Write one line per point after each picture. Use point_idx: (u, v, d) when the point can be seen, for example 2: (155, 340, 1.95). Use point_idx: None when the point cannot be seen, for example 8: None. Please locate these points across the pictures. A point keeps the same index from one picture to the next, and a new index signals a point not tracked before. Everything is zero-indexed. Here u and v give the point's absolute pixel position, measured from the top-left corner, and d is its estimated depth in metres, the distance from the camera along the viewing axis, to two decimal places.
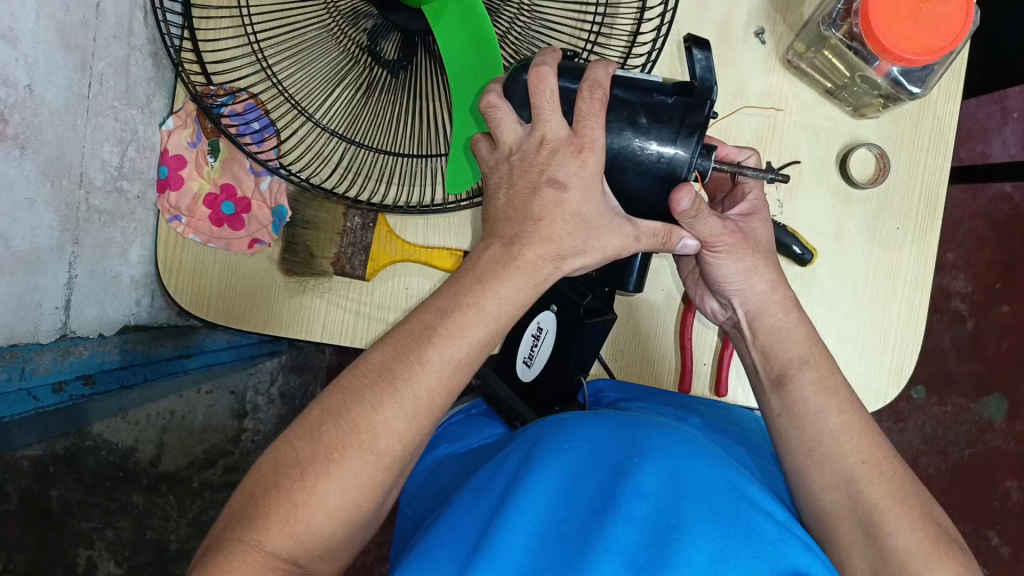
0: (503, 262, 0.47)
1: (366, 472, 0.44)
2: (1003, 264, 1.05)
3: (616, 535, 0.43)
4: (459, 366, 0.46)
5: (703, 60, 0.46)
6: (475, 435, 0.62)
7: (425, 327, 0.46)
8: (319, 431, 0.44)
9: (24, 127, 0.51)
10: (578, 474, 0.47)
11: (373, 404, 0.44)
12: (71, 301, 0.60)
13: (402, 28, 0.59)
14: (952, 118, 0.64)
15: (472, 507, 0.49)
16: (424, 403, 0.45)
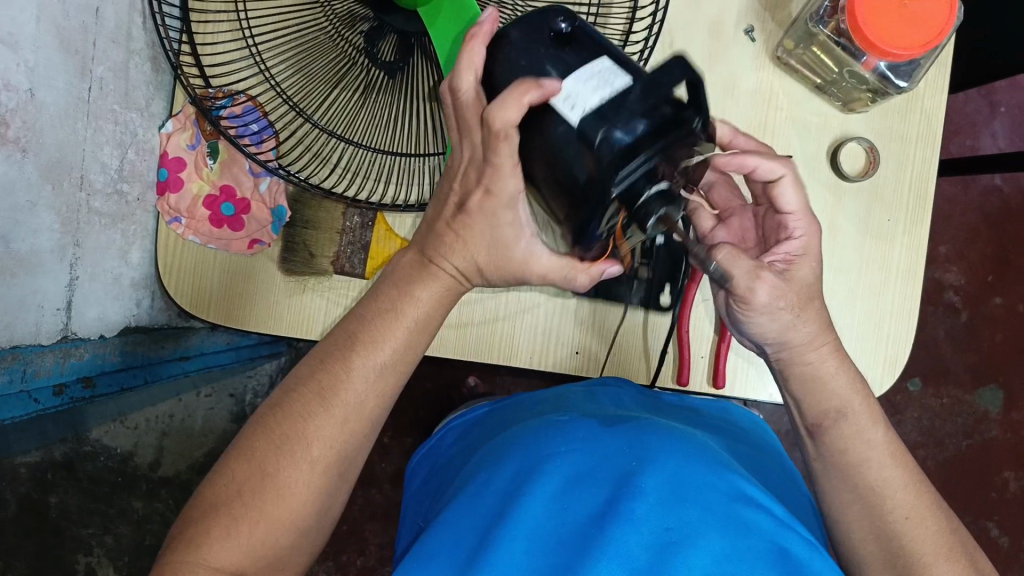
0: (417, 271, 0.52)
1: (302, 479, 0.49)
2: (995, 256, 1.07)
3: (617, 538, 0.45)
4: (384, 368, 0.51)
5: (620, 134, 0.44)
6: (475, 433, 0.65)
7: (349, 336, 0.51)
8: (252, 448, 0.49)
9: (25, 130, 0.52)
10: (576, 476, 0.50)
11: (307, 415, 0.49)
12: (72, 303, 0.60)
13: (399, 30, 0.61)
14: (939, 112, 0.66)
15: (474, 505, 0.51)
16: (358, 407, 0.50)
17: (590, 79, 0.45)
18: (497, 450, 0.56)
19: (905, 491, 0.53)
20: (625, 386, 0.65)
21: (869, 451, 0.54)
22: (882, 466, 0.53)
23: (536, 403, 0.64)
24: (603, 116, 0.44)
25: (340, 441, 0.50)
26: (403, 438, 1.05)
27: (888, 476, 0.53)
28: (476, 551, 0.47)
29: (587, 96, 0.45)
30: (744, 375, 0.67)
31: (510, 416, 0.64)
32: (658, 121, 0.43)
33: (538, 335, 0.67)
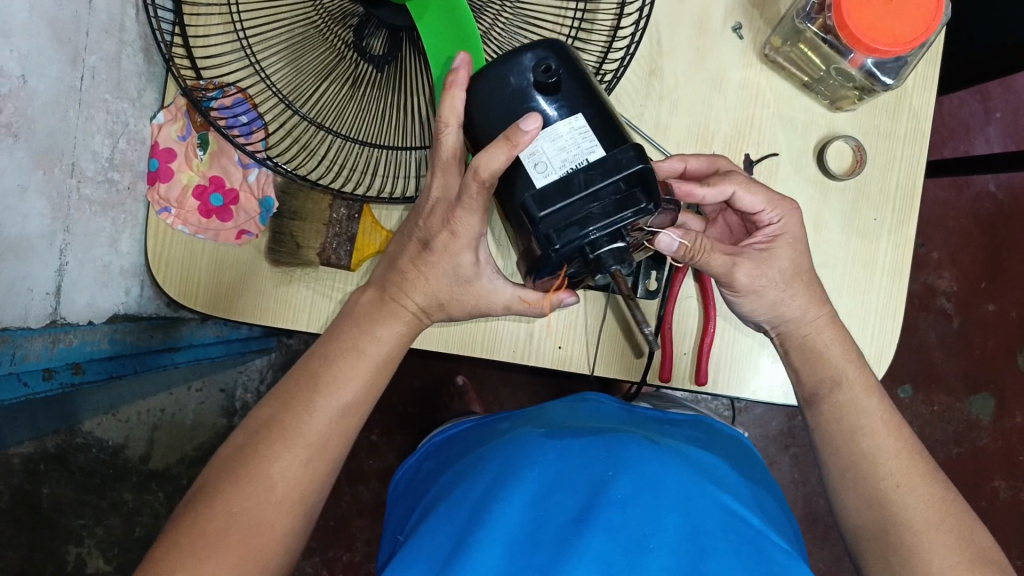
0: (376, 307, 0.55)
1: (267, 519, 0.50)
2: (987, 261, 1.07)
3: (592, 540, 0.47)
4: (350, 407, 0.54)
5: (559, 211, 0.46)
6: (456, 453, 0.67)
7: (310, 374, 0.53)
8: (217, 492, 0.50)
9: (17, 115, 0.52)
10: (549, 486, 0.52)
11: (270, 455, 0.51)
12: (61, 288, 0.61)
13: (387, 25, 0.62)
14: (928, 110, 0.66)
15: (452, 517, 0.53)
16: (322, 439, 0.52)
17: (557, 139, 0.46)
18: (477, 465, 0.59)
19: (902, 458, 0.53)
20: (605, 405, 0.69)
21: (841, 441, 0.55)
22: (876, 435, 0.54)
23: (519, 422, 0.67)
24: (561, 187, 0.46)
25: (309, 474, 0.52)
26: (392, 436, 1.06)
27: (890, 445, 0.54)
28: (455, 555, 0.49)
29: (550, 160, 0.46)
30: (728, 371, 0.67)
31: (488, 435, 0.67)
32: (612, 201, 0.46)
33: (522, 334, 0.67)
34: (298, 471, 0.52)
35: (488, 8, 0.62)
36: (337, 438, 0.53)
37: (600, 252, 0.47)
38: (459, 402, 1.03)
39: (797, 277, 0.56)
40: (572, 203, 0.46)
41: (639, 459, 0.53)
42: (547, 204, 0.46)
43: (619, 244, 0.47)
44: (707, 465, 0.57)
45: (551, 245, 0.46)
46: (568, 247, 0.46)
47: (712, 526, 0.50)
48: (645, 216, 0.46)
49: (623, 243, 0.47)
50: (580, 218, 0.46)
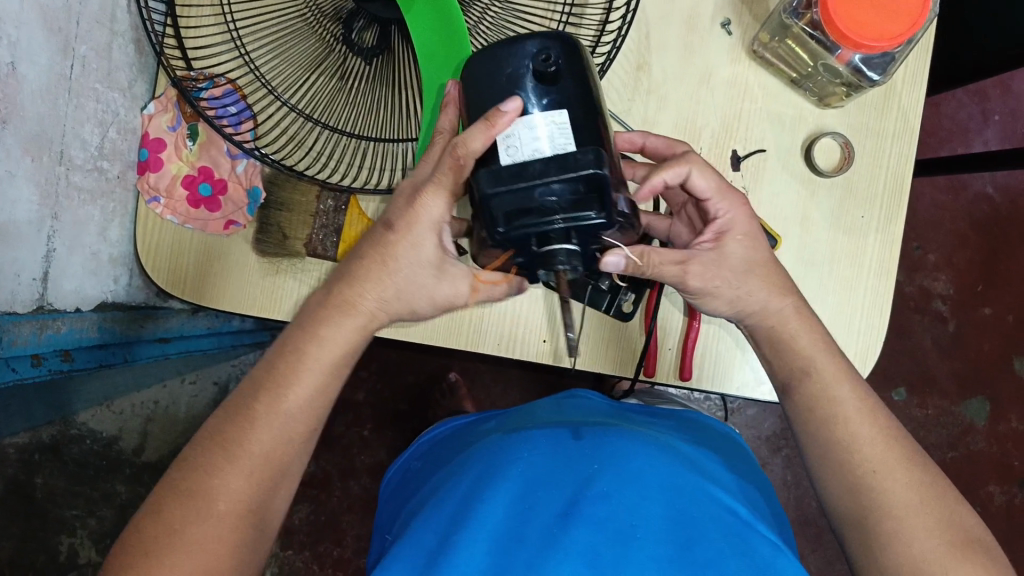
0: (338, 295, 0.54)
1: (238, 497, 0.52)
2: (984, 264, 1.07)
3: (578, 536, 0.47)
4: (323, 390, 0.55)
5: (512, 195, 0.45)
6: (444, 452, 0.67)
7: (286, 356, 0.54)
8: (184, 468, 0.52)
9: (6, 101, 0.53)
10: (534, 480, 0.52)
11: (240, 435, 0.52)
12: (49, 274, 0.61)
13: (376, 17, 0.62)
14: (917, 107, 0.65)
15: (437, 514, 0.53)
16: (294, 421, 0.53)
17: (534, 131, 0.46)
18: (462, 462, 0.59)
19: (875, 445, 0.53)
20: (591, 400, 0.69)
21: (818, 435, 0.55)
22: (853, 424, 0.54)
23: (507, 419, 0.67)
24: (518, 171, 0.45)
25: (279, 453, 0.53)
26: (384, 432, 1.07)
27: (870, 432, 0.53)
28: (440, 554, 0.49)
29: (521, 151, 0.46)
30: (712, 368, 0.67)
31: (475, 434, 0.67)
32: (568, 194, 0.45)
33: (506, 328, 0.67)
34: (261, 463, 0.52)
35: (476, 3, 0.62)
36: (300, 417, 0.54)
37: (550, 246, 0.47)
38: (449, 399, 1.04)
39: (776, 268, 0.56)
40: (525, 193, 0.45)
41: (623, 451, 0.53)
42: (500, 186, 0.45)
43: (569, 244, 0.47)
44: (694, 456, 0.57)
45: (495, 226, 0.47)
46: (511, 234, 0.47)
47: (695, 518, 0.50)
48: (596, 221, 0.46)
49: (573, 242, 0.47)
50: (530, 210, 0.46)
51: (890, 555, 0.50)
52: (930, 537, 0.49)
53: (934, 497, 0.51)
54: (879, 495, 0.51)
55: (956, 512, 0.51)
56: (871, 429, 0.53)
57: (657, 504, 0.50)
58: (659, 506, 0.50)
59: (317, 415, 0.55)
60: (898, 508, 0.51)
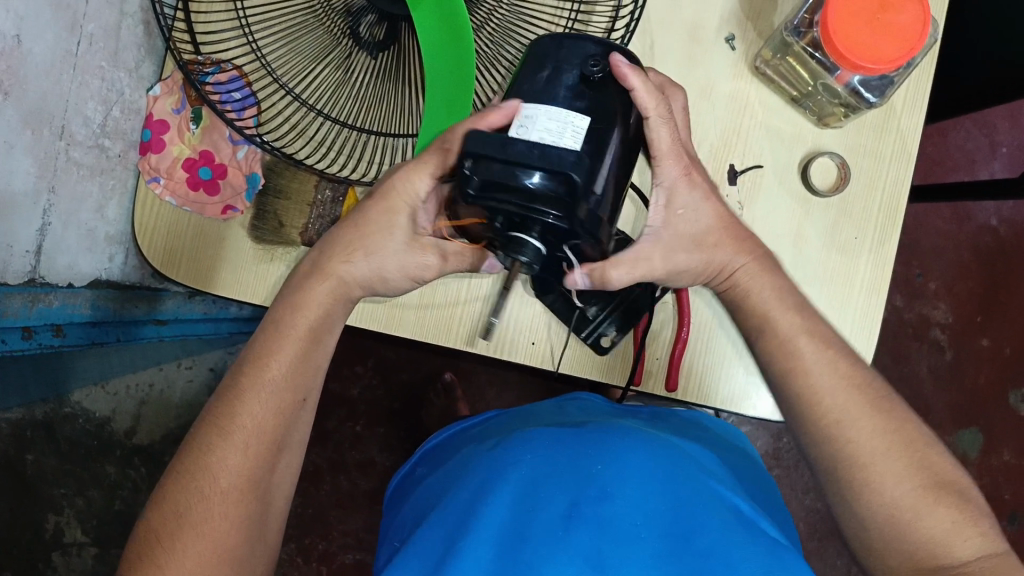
0: (320, 277, 0.57)
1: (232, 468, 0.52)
2: (984, 295, 1.07)
3: (581, 539, 0.47)
4: (303, 367, 0.56)
5: (491, 165, 0.45)
6: (444, 455, 0.67)
7: (269, 321, 0.57)
8: (189, 443, 0.54)
9: (9, 74, 0.54)
10: (535, 480, 0.52)
11: (228, 409, 0.54)
12: (42, 247, 0.62)
13: (383, 12, 0.62)
14: (916, 131, 0.66)
15: (441, 518, 0.53)
16: (280, 400, 0.55)
17: (551, 121, 0.46)
18: (465, 464, 0.59)
19: (835, 394, 0.54)
20: (594, 402, 0.68)
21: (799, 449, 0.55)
22: (809, 378, 0.55)
23: (502, 421, 0.67)
24: (505, 143, 0.44)
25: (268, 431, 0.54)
26: (375, 428, 1.08)
27: (832, 382, 0.55)
28: (447, 561, 0.49)
29: (531, 131, 0.46)
30: (699, 380, 0.67)
31: (474, 437, 0.66)
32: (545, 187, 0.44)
33: (495, 327, 0.67)
34: (253, 434, 0.53)
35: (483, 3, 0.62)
36: (287, 386, 0.55)
37: (520, 239, 0.48)
38: (443, 399, 1.04)
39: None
40: (510, 176, 0.44)
41: (621, 450, 0.53)
42: (483, 150, 0.44)
43: (537, 242, 0.48)
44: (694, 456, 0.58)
45: (467, 187, 0.46)
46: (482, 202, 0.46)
47: (699, 513, 0.50)
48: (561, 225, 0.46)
49: (538, 236, 0.48)
50: (509, 192, 0.45)
51: (866, 501, 0.52)
52: (901, 479, 0.51)
53: (912, 448, 0.53)
54: (849, 444, 0.53)
55: (925, 453, 0.53)
56: (832, 377, 0.55)
57: (658, 501, 0.50)
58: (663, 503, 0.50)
59: (304, 382, 0.56)
60: (865, 455, 0.52)
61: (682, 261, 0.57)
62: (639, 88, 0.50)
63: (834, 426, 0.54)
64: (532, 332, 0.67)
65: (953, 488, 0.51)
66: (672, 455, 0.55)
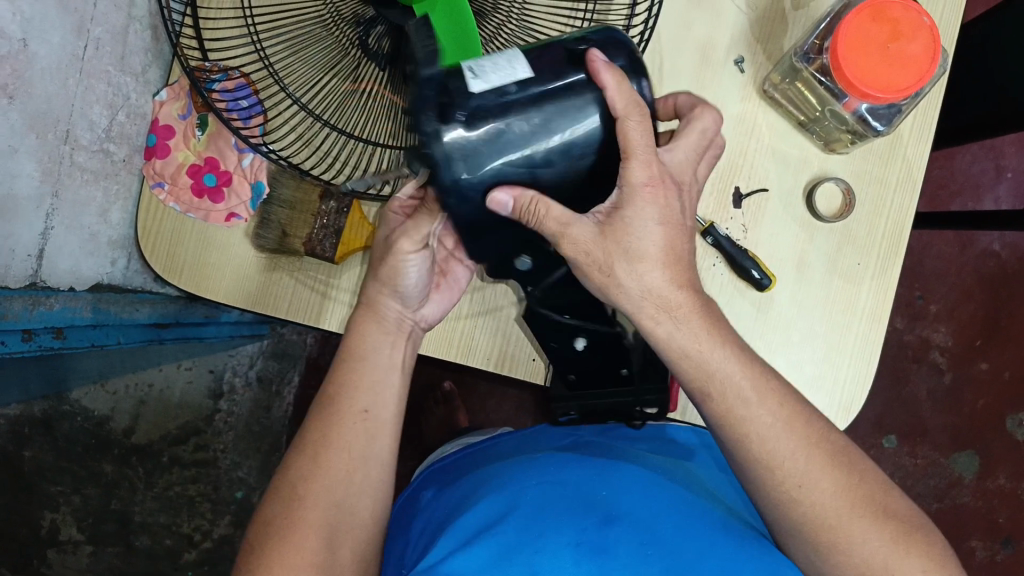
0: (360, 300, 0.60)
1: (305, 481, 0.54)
2: (985, 320, 1.07)
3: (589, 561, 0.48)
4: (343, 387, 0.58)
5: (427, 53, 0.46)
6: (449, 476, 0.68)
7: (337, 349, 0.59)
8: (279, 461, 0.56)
9: (15, 78, 0.54)
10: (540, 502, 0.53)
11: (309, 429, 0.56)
12: (45, 252, 0.62)
13: (391, 24, 0.61)
14: (923, 160, 0.65)
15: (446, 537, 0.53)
16: (329, 415, 0.56)
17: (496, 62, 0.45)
18: (473, 484, 0.60)
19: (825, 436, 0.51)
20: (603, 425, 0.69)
21: None
22: (764, 440, 0.50)
23: (509, 442, 0.69)
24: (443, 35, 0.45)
25: (313, 443, 0.56)
26: None
27: (790, 447, 0.50)
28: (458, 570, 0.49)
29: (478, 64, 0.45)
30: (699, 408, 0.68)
31: (481, 459, 0.68)
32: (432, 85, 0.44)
33: (495, 342, 0.68)
34: (323, 445, 0.55)
35: (492, 17, 0.61)
36: (343, 397, 0.57)
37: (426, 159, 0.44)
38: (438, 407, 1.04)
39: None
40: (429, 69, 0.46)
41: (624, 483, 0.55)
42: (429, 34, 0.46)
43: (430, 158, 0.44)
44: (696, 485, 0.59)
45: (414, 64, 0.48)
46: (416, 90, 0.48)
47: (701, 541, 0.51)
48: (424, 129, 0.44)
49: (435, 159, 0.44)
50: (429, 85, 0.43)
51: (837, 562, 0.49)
52: (869, 534, 0.49)
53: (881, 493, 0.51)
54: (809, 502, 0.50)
55: (886, 500, 0.50)
56: (790, 437, 0.50)
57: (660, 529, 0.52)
58: (668, 530, 0.51)
59: (369, 395, 0.57)
60: (830, 518, 0.49)
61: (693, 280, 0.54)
62: (612, 87, 0.44)
63: (801, 483, 0.50)
64: (521, 343, 0.68)
65: (919, 532, 0.50)
66: (676, 487, 0.57)
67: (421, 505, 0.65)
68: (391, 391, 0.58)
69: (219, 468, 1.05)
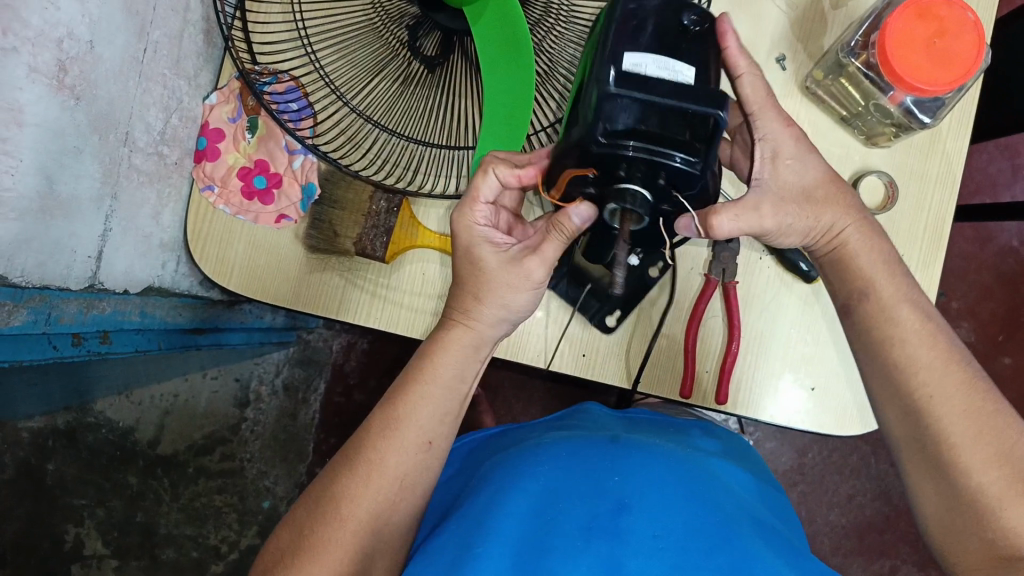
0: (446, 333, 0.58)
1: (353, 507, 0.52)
2: (1006, 317, 1.10)
3: (598, 552, 0.49)
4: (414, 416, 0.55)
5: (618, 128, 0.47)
6: (459, 462, 0.69)
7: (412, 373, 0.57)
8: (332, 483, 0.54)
9: (81, 79, 0.54)
10: (555, 493, 0.54)
11: (372, 447, 0.54)
12: (103, 253, 0.62)
13: (443, 27, 0.62)
14: (960, 154, 0.67)
15: (457, 525, 0.54)
16: (388, 465, 0.54)
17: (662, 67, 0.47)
18: (490, 470, 0.60)
19: (931, 366, 0.53)
20: (599, 414, 0.72)
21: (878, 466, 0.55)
22: None
23: (520, 430, 0.70)
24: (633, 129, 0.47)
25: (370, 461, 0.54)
26: None
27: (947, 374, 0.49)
28: (464, 561, 0.50)
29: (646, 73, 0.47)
30: (747, 393, 0.68)
31: (501, 441, 0.68)
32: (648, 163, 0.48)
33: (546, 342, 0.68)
34: (372, 469, 0.53)
35: (539, 29, 0.62)
36: (405, 425, 0.55)
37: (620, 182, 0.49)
38: (473, 411, 1.05)
39: (844, 261, 0.57)
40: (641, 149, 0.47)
41: (644, 470, 0.56)
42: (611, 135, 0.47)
43: (635, 185, 0.48)
44: (719, 476, 0.60)
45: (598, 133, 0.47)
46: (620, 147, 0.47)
47: (725, 531, 0.51)
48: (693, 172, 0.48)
49: (678, 156, 0.47)
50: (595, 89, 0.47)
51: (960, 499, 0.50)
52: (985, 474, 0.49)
53: (989, 429, 0.50)
54: (935, 423, 0.52)
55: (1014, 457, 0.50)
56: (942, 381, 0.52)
57: (682, 517, 0.52)
58: (681, 514, 0.52)
59: (433, 429, 0.56)
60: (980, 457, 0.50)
61: (791, 214, 0.55)
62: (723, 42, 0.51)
63: None
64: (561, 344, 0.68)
65: None
66: (701, 480, 0.57)
67: (438, 492, 0.66)
68: (451, 420, 0.57)
69: (246, 478, 1.07)
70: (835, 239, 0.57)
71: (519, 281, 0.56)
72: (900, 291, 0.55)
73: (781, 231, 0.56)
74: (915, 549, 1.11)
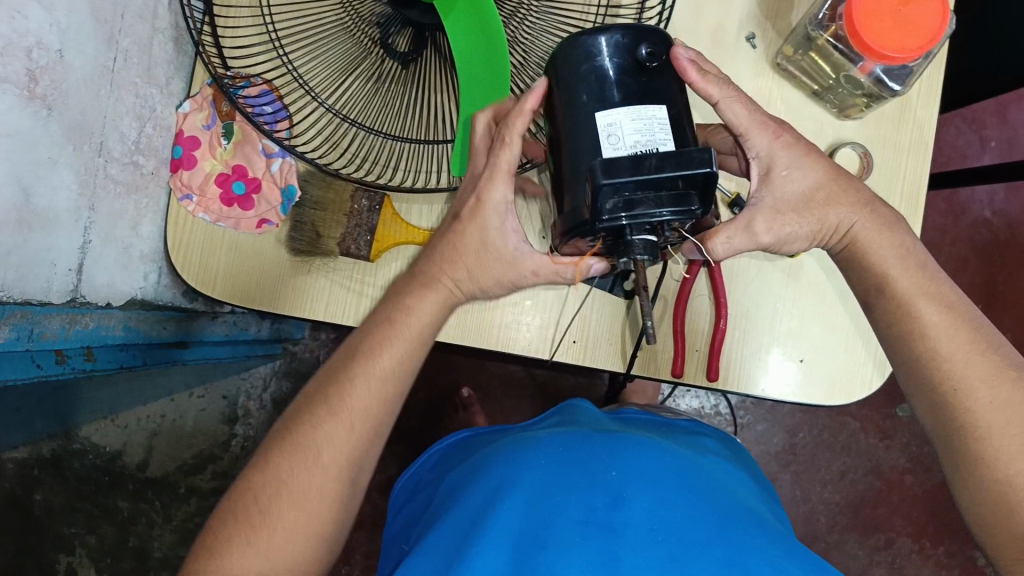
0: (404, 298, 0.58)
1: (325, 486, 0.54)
2: (983, 287, 1.12)
3: (597, 546, 0.48)
4: (386, 380, 0.56)
5: (614, 207, 0.46)
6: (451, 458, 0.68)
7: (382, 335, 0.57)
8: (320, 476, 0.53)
9: (52, 89, 0.54)
10: (551, 485, 0.53)
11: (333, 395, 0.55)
12: (84, 266, 0.61)
13: (414, 22, 0.62)
14: (931, 121, 0.68)
15: (453, 524, 0.54)
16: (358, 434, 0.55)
17: (637, 121, 0.47)
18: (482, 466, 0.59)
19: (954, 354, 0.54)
20: (589, 410, 0.72)
21: None
22: None
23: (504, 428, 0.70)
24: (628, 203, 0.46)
25: (349, 452, 0.55)
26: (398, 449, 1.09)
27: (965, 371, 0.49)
28: (462, 559, 0.49)
29: (623, 138, 0.46)
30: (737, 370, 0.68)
31: (489, 438, 0.68)
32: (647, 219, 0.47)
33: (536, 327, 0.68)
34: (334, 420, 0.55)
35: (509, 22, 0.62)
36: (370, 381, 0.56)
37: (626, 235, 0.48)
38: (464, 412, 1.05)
39: (857, 253, 0.57)
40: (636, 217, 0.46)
41: (640, 462, 0.55)
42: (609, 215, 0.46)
43: (644, 235, 0.48)
44: (712, 469, 0.60)
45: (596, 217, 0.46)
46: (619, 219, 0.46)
47: (724, 527, 0.51)
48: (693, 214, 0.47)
49: (666, 211, 0.46)
50: (586, 177, 0.47)
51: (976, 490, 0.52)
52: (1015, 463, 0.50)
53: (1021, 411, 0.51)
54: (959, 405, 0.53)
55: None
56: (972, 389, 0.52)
57: (679, 512, 0.51)
58: (678, 509, 0.51)
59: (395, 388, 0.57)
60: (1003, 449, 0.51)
61: (791, 223, 0.55)
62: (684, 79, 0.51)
63: None
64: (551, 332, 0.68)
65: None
66: (696, 472, 0.56)
67: (430, 491, 0.65)
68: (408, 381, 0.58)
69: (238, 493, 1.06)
70: (843, 240, 0.57)
71: (506, 270, 0.56)
72: (914, 279, 0.56)
73: (783, 241, 0.56)
74: (911, 520, 1.12)
